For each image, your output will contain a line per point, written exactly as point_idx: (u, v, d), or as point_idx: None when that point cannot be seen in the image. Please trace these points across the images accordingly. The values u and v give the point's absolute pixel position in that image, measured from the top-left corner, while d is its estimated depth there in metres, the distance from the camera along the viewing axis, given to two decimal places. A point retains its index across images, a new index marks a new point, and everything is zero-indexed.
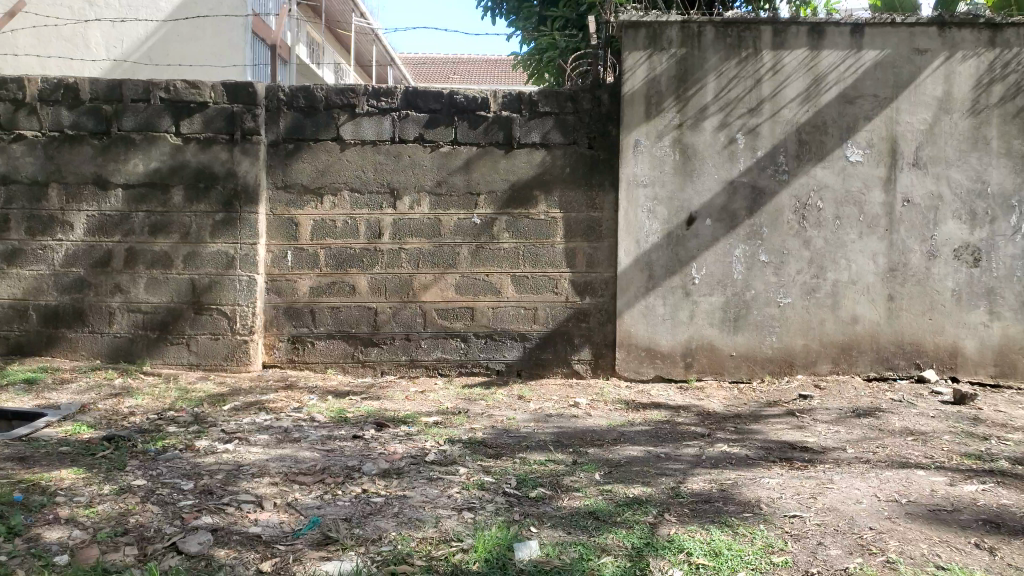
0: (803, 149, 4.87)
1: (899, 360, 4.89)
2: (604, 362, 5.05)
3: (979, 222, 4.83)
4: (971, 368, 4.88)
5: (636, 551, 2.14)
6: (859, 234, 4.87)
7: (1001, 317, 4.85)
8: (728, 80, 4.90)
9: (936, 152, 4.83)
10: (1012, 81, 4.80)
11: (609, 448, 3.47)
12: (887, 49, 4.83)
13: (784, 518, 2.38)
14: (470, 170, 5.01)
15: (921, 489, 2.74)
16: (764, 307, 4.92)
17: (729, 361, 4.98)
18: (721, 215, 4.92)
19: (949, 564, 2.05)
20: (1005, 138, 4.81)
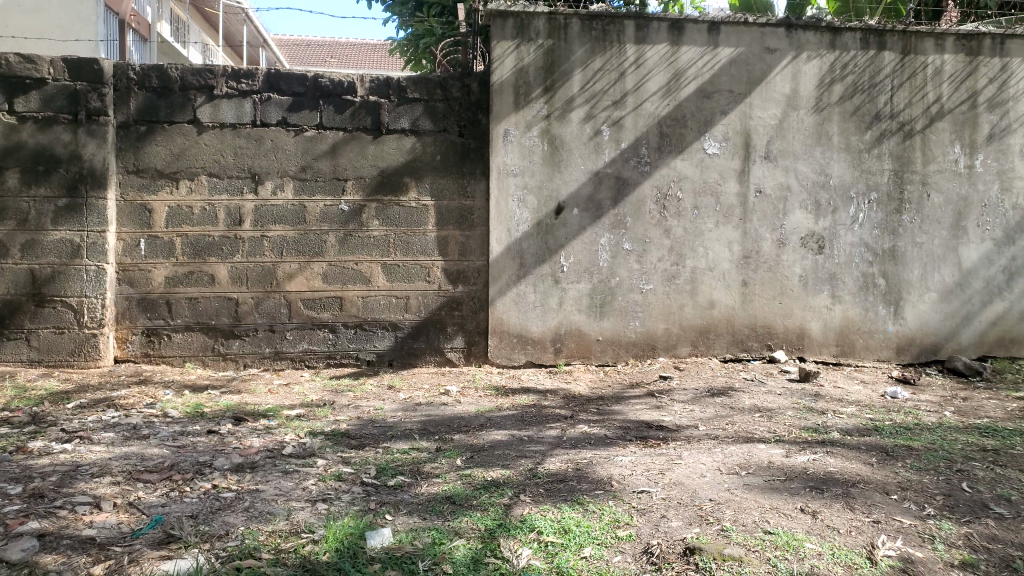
0: (664, 142, 5.07)
1: (752, 343, 5.20)
2: (476, 350, 5.09)
3: (822, 213, 5.18)
4: (817, 348, 5.23)
5: (489, 532, 2.19)
6: (715, 224, 5.12)
7: (842, 301, 5.22)
8: (593, 73, 5.02)
9: (784, 146, 5.14)
10: (850, 81, 5.16)
11: (474, 434, 3.51)
12: (741, 47, 5.09)
13: (633, 494, 2.49)
14: (336, 155, 4.90)
15: (760, 461, 2.94)
16: (628, 293, 5.10)
17: (596, 346, 5.14)
18: (588, 205, 5.05)
19: (775, 528, 2.21)
20: (845, 134, 5.17)
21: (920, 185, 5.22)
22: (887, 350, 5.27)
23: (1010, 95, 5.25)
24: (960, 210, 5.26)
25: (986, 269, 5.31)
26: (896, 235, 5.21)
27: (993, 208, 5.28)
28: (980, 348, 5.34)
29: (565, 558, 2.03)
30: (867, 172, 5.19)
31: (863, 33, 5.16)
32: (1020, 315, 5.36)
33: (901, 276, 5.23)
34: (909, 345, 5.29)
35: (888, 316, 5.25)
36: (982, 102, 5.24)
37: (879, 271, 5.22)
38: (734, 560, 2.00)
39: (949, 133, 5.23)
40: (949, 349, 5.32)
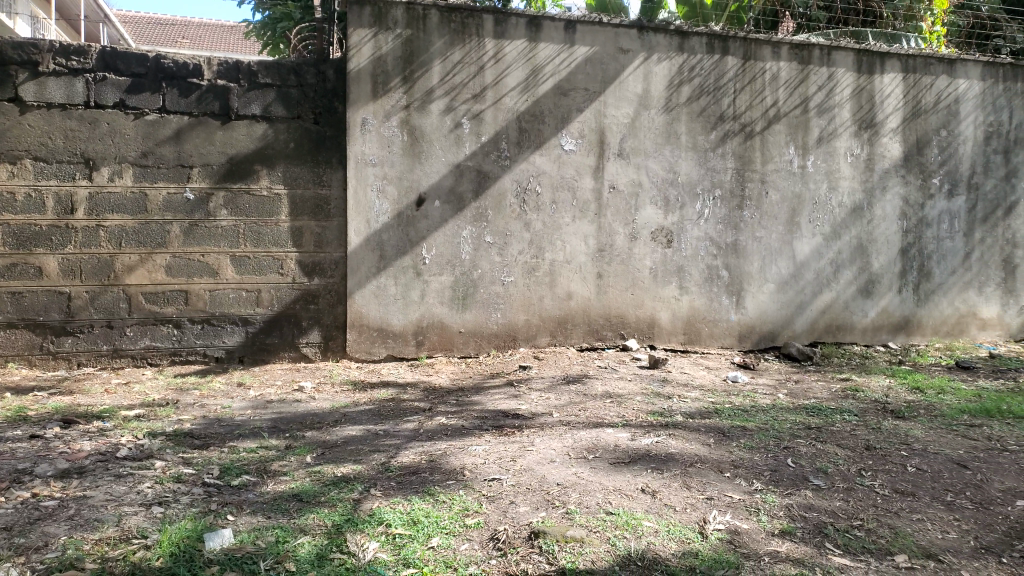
0: (523, 137, 5.15)
1: (607, 332, 5.39)
2: (334, 344, 4.99)
3: (671, 208, 5.43)
4: (666, 337, 5.49)
5: (336, 528, 2.15)
6: (572, 218, 5.26)
7: (689, 291, 5.50)
8: (452, 65, 5.02)
9: (637, 144, 5.35)
10: (697, 84, 5.43)
11: (328, 430, 3.43)
12: (596, 46, 5.24)
13: (484, 482, 2.53)
14: (181, 141, 4.64)
15: (608, 444, 3.05)
16: (489, 286, 5.15)
17: (458, 338, 5.16)
18: (448, 197, 5.04)
19: (616, 508, 2.31)
20: (691, 134, 5.44)
21: (759, 183, 5.56)
22: (730, 338, 5.61)
23: (836, 101, 5.68)
24: (794, 207, 5.65)
25: (817, 262, 5.72)
26: (738, 230, 5.54)
27: (822, 206, 5.70)
28: (811, 335, 5.77)
29: (413, 549, 2.03)
30: (712, 170, 5.48)
31: (708, 38, 5.44)
32: (846, 304, 5.82)
33: (743, 268, 5.57)
34: (749, 333, 5.64)
35: (731, 306, 5.58)
36: (812, 107, 5.64)
37: (722, 264, 5.53)
38: (576, 542, 2.08)
39: (784, 135, 5.60)
40: (784, 336, 5.71)
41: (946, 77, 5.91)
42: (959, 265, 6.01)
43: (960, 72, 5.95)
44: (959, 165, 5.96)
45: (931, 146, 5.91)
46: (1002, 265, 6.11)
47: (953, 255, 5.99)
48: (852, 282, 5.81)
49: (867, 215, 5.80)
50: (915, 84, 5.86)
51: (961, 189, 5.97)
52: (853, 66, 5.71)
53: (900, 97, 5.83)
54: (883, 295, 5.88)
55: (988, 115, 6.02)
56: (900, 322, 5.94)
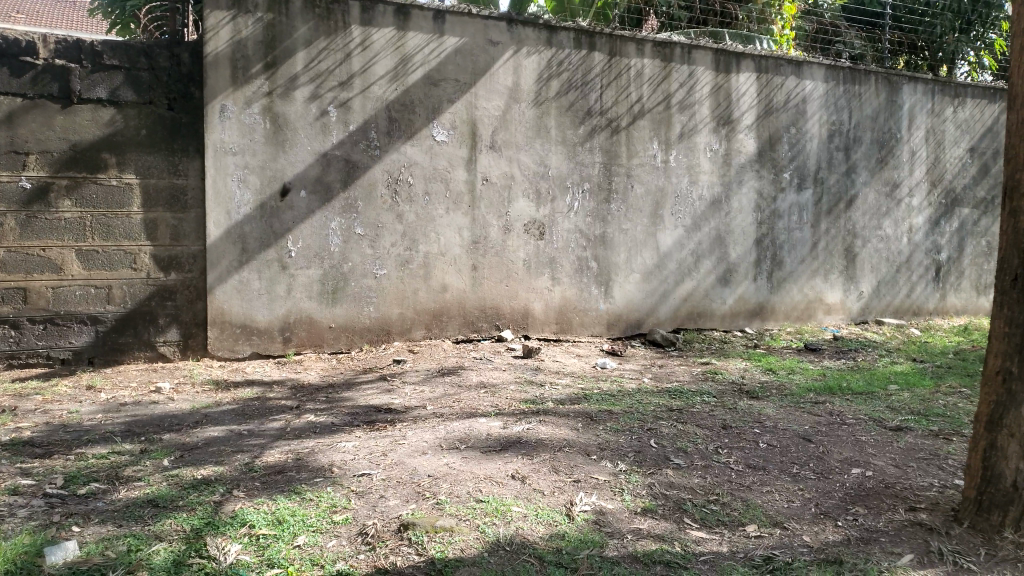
0: (393, 126, 5.08)
1: (482, 323, 5.42)
2: (194, 343, 4.75)
3: (542, 200, 5.51)
4: (539, 327, 5.58)
5: (195, 532, 2.06)
6: (445, 209, 5.24)
7: (561, 282, 5.61)
8: (317, 52, 4.88)
9: (508, 137, 5.39)
10: (565, 78, 5.54)
11: (187, 432, 3.26)
12: (465, 37, 5.24)
13: (354, 478, 2.48)
14: (14, 125, 4.29)
15: (480, 434, 3.07)
16: (360, 278, 5.06)
17: (328, 333, 5.03)
18: (315, 187, 4.91)
19: (486, 496, 2.33)
20: (560, 128, 5.54)
21: (626, 177, 5.75)
22: (600, 326, 5.77)
23: (696, 98, 5.95)
24: (658, 200, 5.87)
25: (679, 252, 5.98)
26: (606, 222, 5.70)
27: (684, 199, 5.96)
28: (675, 322, 6.02)
29: (277, 549, 1.97)
30: (580, 163, 5.61)
31: (575, 33, 5.55)
32: (706, 292, 6.11)
33: (610, 259, 5.74)
34: (617, 321, 5.82)
35: (600, 295, 5.74)
36: (674, 104, 5.88)
37: (592, 255, 5.68)
38: (445, 531, 2.08)
39: (648, 131, 5.81)
40: (650, 324, 5.93)
41: (794, 78, 6.30)
42: (807, 254, 6.44)
43: (807, 74, 6.37)
44: (806, 161, 6.38)
45: (781, 143, 6.29)
46: (844, 254, 6.60)
47: (801, 245, 6.42)
48: (712, 271, 6.11)
49: (725, 208, 6.11)
50: (767, 84, 6.22)
51: (808, 183, 6.40)
52: (711, 65, 5.99)
53: (753, 96, 6.17)
54: (739, 283, 6.22)
55: (831, 115, 6.48)
56: (755, 309, 6.30)
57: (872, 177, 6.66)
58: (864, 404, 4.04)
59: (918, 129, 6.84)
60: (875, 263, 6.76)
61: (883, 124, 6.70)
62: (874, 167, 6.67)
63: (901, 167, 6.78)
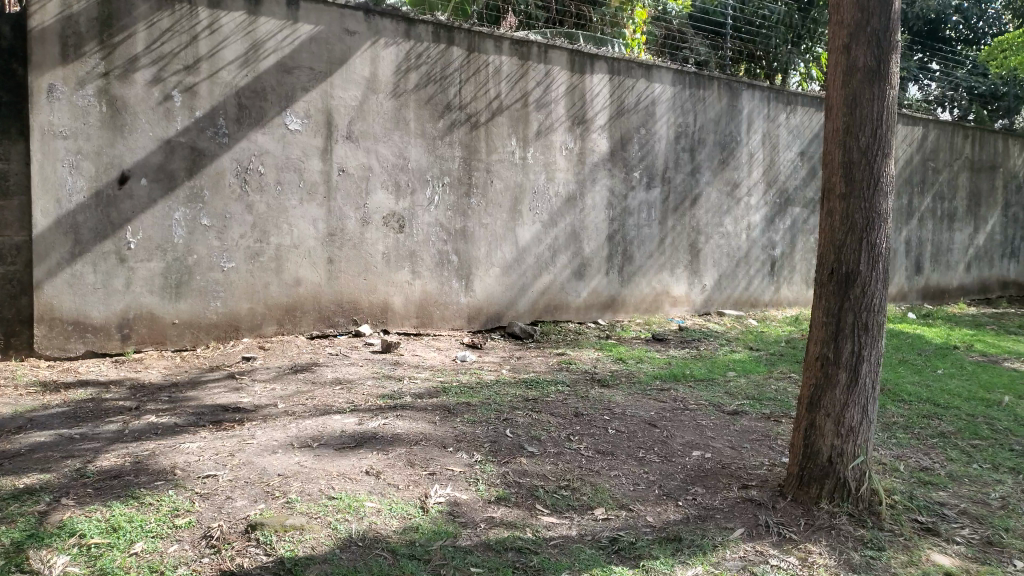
0: (243, 114, 4.87)
1: (339, 318, 5.31)
2: (17, 341, 4.39)
3: (401, 193, 5.46)
4: (398, 321, 5.54)
5: (16, 546, 1.91)
6: (299, 201, 5.09)
7: (421, 276, 5.59)
8: (159, 33, 4.60)
9: (365, 128, 5.30)
10: (424, 71, 5.51)
11: (9, 438, 3.00)
12: (321, 25, 5.10)
13: (198, 480, 2.38)
14: None
15: (333, 430, 3.02)
16: (207, 272, 4.83)
17: (171, 329, 4.77)
18: (158, 175, 4.63)
19: (339, 493, 2.30)
20: (420, 121, 5.51)
21: (485, 172, 5.80)
22: (460, 320, 5.80)
23: (552, 97, 6.10)
24: (517, 196, 5.97)
25: (537, 247, 6.11)
26: (466, 216, 5.73)
27: (541, 195, 6.09)
28: (533, 314, 6.15)
29: (111, 559, 1.86)
30: (440, 157, 5.60)
31: (434, 27, 5.54)
32: (562, 286, 6.27)
33: (469, 253, 5.78)
34: (477, 314, 5.88)
35: (460, 289, 5.77)
36: (531, 102, 5.99)
37: (452, 249, 5.70)
38: (295, 530, 2.04)
39: (507, 127, 5.89)
40: (509, 317, 6.03)
41: (644, 81, 6.59)
42: (655, 249, 6.77)
43: (656, 77, 6.68)
44: (654, 161, 6.69)
45: (632, 143, 6.56)
46: (689, 249, 6.99)
47: (650, 241, 6.73)
48: (568, 265, 6.28)
49: (580, 204, 6.30)
50: (619, 86, 6.47)
51: (657, 182, 6.72)
52: (566, 65, 6.16)
53: (606, 97, 6.40)
54: (593, 277, 6.44)
55: (678, 117, 6.83)
56: (608, 301, 6.55)
57: (714, 177, 7.08)
58: (705, 390, 4.31)
59: (755, 133, 7.34)
60: (717, 258, 7.19)
61: (724, 128, 7.13)
62: (716, 168, 7.09)
63: (740, 168, 7.25)
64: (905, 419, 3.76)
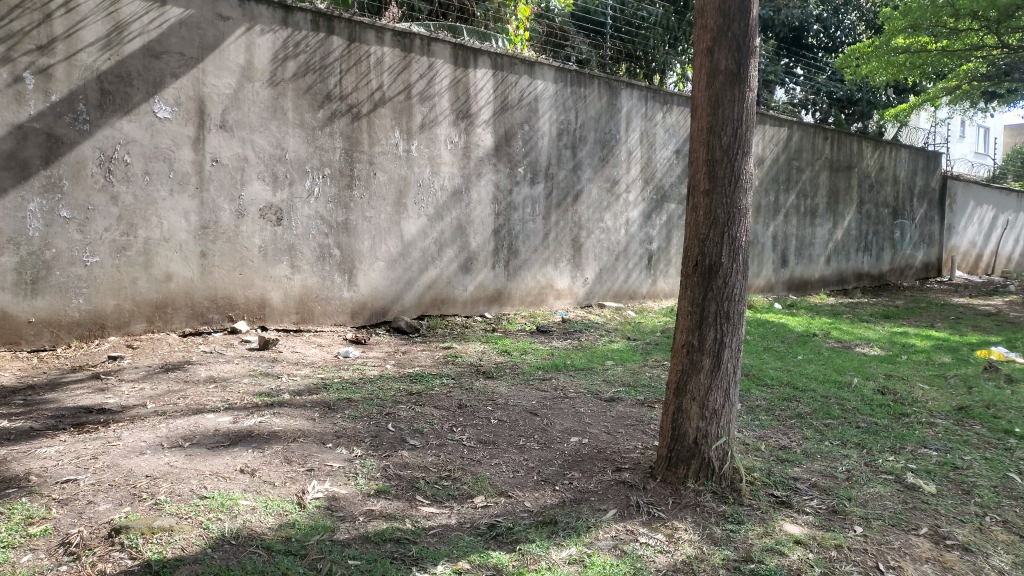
0: (106, 99, 4.61)
1: (213, 315, 5.12)
2: None
3: (279, 185, 5.32)
4: (277, 317, 5.40)
5: None
6: (169, 192, 4.87)
7: (301, 270, 5.47)
8: (8, 10, 4.28)
9: (240, 117, 5.12)
10: (303, 60, 5.38)
11: None
12: (191, 9, 4.89)
13: (56, 486, 2.25)
14: None
15: (206, 430, 2.92)
16: (67, 267, 4.54)
17: (27, 328, 4.46)
18: (9, 163, 4.32)
19: (211, 492, 2.24)
20: (298, 111, 5.38)
21: (367, 164, 5.73)
22: (343, 315, 5.71)
23: (436, 90, 6.09)
24: (401, 189, 5.92)
25: (422, 241, 6.08)
26: (348, 209, 5.64)
27: (426, 188, 6.07)
28: (419, 308, 6.13)
29: None
30: (320, 148, 5.49)
31: (312, 16, 5.41)
32: (448, 280, 6.28)
33: (353, 247, 5.70)
34: (361, 309, 5.80)
35: (343, 284, 5.67)
36: (414, 94, 5.96)
37: (334, 242, 5.60)
38: (164, 531, 1.97)
39: (389, 119, 5.84)
40: (394, 311, 5.98)
41: (527, 77, 6.69)
42: (539, 244, 6.89)
43: (538, 74, 6.79)
44: (538, 156, 6.81)
45: (516, 138, 6.65)
46: (572, 244, 7.15)
47: (534, 235, 6.85)
48: (454, 259, 6.29)
49: (465, 198, 6.32)
50: (502, 81, 6.54)
51: (540, 178, 6.84)
52: (449, 58, 6.16)
53: (490, 92, 6.46)
54: (479, 271, 6.48)
55: (560, 114, 6.97)
56: (494, 295, 6.62)
57: (595, 174, 7.28)
58: (584, 379, 4.45)
59: (633, 131, 7.59)
60: (598, 252, 7.40)
61: (604, 126, 7.34)
62: (597, 165, 7.29)
63: (620, 166, 7.49)
64: (767, 402, 4.02)
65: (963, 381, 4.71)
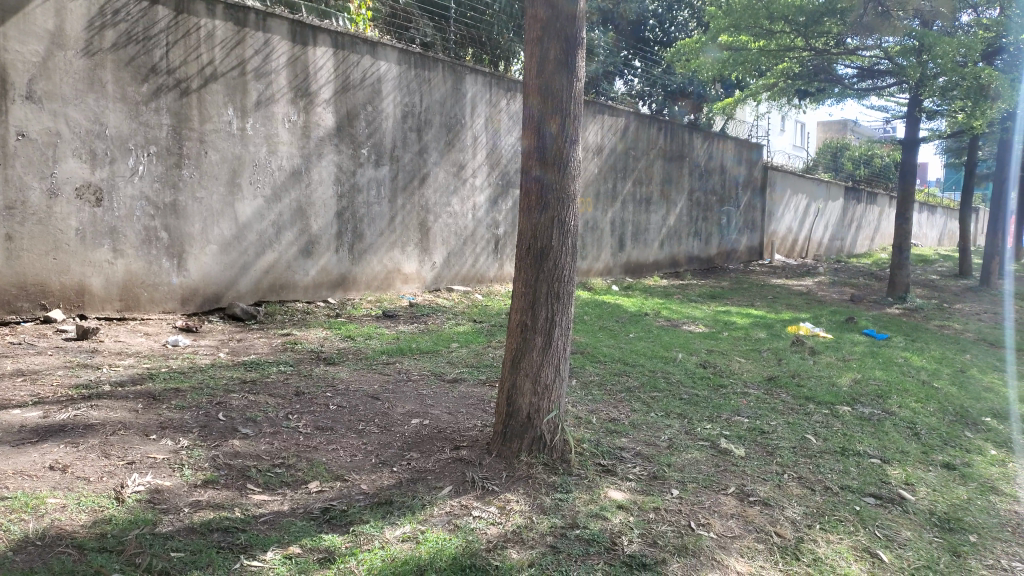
0: None
1: (22, 304, 4.71)
2: None
3: (98, 163, 4.95)
4: (98, 305, 5.03)
5: None
6: None
7: (124, 254, 5.12)
8: None
9: (51, 88, 4.71)
10: (123, 30, 5.01)
11: None
12: None
13: None
14: None
15: (10, 427, 2.69)
16: None
17: None
18: None
19: (14, 493, 2.08)
20: (118, 84, 5.01)
21: (198, 143, 5.44)
22: (173, 302, 5.40)
23: (272, 67, 5.86)
24: (235, 168, 5.66)
25: (259, 224, 5.86)
26: (177, 189, 5.34)
27: (262, 168, 5.84)
28: (256, 294, 5.90)
29: None
30: (145, 124, 5.15)
31: None
32: (288, 265, 6.09)
33: (183, 230, 5.40)
34: (193, 296, 5.51)
35: (172, 269, 5.37)
36: (249, 71, 5.72)
37: (161, 225, 5.28)
38: None
39: (222, 96, 5.56)
40: (230, 298, 5.73)
41: (369, 58, 6.58)
42: (384, 227, 6.82)
43: (381, 55, 6.70)
44: (382, 138, 6.72)
45: (358, 119, 6.53)
46: (418, 227, 7.13)
47: (379, 218, 6.77)
48: (294, 243, 6.11)
49: (305, 179, 6.14)
50: (343, 61, 6.39)
51: (385, 160, 6.76)
52: (287, 35, 5.95)
53: (331, 71, 6.29)
54: (321, 255, 6.33)
55: (404, 96, 6.91)
56: (337, 280, 6.49)
57: (441, 157, 7.28)
58: (428, 361, 4.48)
59: (478, 117, 7.65)
60: (445, 236, 7.43)
61: (449, 110, 7.35)
62: (442, 149, 7.29)
63: (465, 150, 7.53)
64: (600, 377, 4.23)
65: (773, 354, 5.16)
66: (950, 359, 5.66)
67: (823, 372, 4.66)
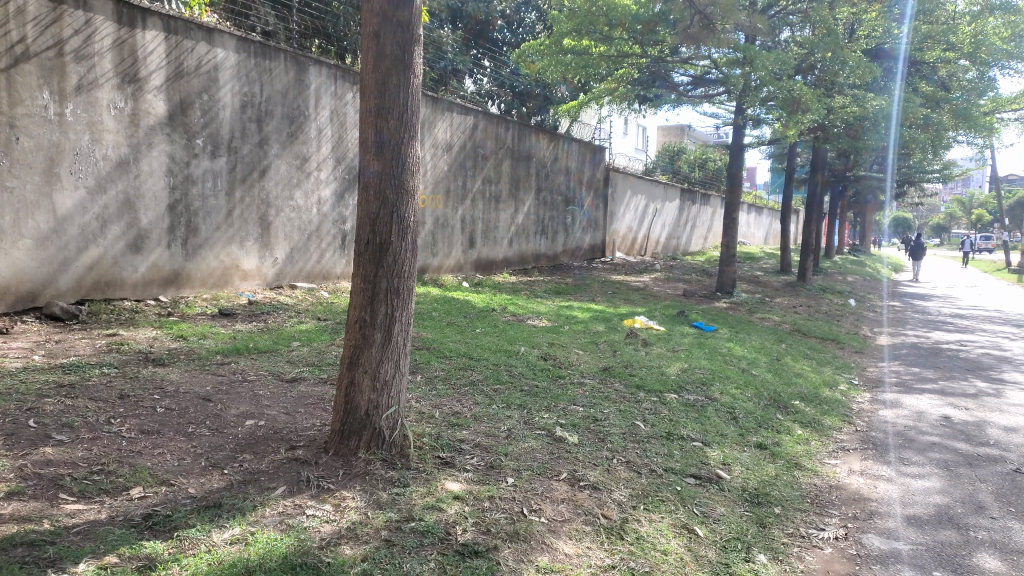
0: None
1: None
2: None
3: None
4: None
5: None
6: None
7: None
8: None
9: None
10: None
11: None
12: None
13: None
14: None
15: None
16: None
17: None
18: None
19: None
20: None
21: (7, 127, 4.95)
22: None
23: (95, 50, 5.46)
24: (52, 157, 5.24)
25: (81, 216, 5.45)
26: None
27: (84, 157, 5.44)
28: (78, 292, 5.48)
29: None
30: None
31: None
32: (114, 260, 5.70)
33: None
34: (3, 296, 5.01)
35: None
36: (68, 52, 5.30)
37: None
38: None
39: (36, 77, 5.12)
40: (47, 296, 5.28)
41: (204, 44, 6.27)
42: (222, 221, 6.54)
43: (218, 42, 6.41)
44: (219, 128, 6.44)
45: (193, 108, 6.21)
46: (258, 222, 6.89)
47: (216, 212, 6.48)
48: (120, 237, 5.73)
49: (133, 170, 5.78)
50: (176, 46, 6.06)
51: (222, 151, 6.48)
52: (111, 16, 5.57)
53: (162, 56, 5.95)
54: (151, 250, 5.97)
55: (243, 86, 6.65)
56: (169, 276, 6.14)
57: (283, 150, 7.06)
58: (267, 360, 4.36)
59: (322, 109, 7.49)
60: (288, 232, 7.22)
61: (292, 101, 7.14)
62: (285, 141, 7.08)
63: (309, 143, 7.35)
64: (445, 372, 4.28)
65: (610, 346, 5.42)
66: (768, 348, 6.18)
67: (655, 362, 4.95)
